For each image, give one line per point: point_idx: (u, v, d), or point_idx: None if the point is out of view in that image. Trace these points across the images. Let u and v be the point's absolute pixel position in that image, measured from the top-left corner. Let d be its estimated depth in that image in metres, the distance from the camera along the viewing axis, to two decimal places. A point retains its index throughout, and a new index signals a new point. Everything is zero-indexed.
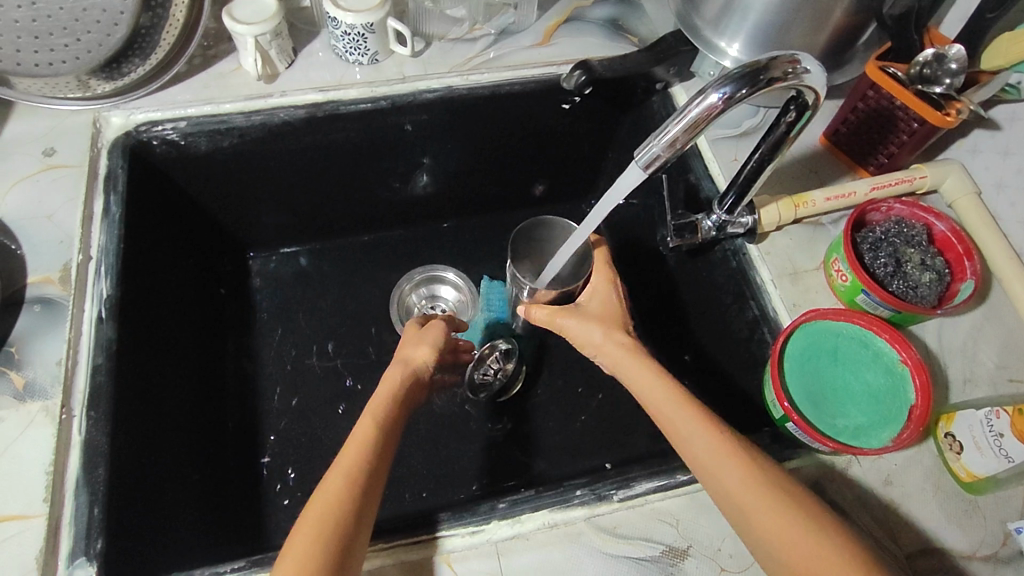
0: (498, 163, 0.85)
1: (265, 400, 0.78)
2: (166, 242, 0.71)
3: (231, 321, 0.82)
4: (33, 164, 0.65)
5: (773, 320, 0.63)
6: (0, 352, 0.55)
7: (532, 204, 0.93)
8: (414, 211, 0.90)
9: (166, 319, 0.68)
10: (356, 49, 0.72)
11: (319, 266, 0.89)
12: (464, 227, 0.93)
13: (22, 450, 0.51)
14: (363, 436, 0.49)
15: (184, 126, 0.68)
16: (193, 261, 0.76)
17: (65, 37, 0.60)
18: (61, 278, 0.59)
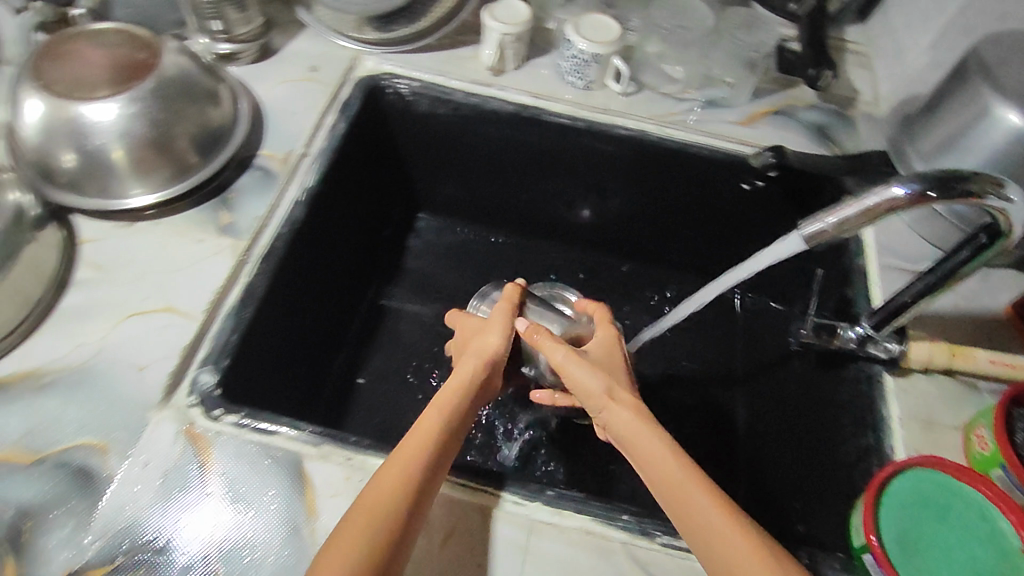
0: (660, 216, 0.88)
1: (378, 335, 0.86)
2: (365, 172, 0.82)
3: (382, 259, 0.92)
4: (300, 73, 0.79)
5: (884, 452, 0.59)
6: (220, 195, 0.67)
7: (679, 270, 0.95)
8: (566, 232, 0.95)
9: (339, 227, 0.78)
10: (575, 71, 0.80)
11: (467, 247, 0.97)
12: (607, 267, 0.97)
13: (204, 269, 0.61)
14: (428, 437, 0.49)
15: (416, 86, 0.80)
16: (378, 197, 0.88)
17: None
18: (283, 159, 0.71)
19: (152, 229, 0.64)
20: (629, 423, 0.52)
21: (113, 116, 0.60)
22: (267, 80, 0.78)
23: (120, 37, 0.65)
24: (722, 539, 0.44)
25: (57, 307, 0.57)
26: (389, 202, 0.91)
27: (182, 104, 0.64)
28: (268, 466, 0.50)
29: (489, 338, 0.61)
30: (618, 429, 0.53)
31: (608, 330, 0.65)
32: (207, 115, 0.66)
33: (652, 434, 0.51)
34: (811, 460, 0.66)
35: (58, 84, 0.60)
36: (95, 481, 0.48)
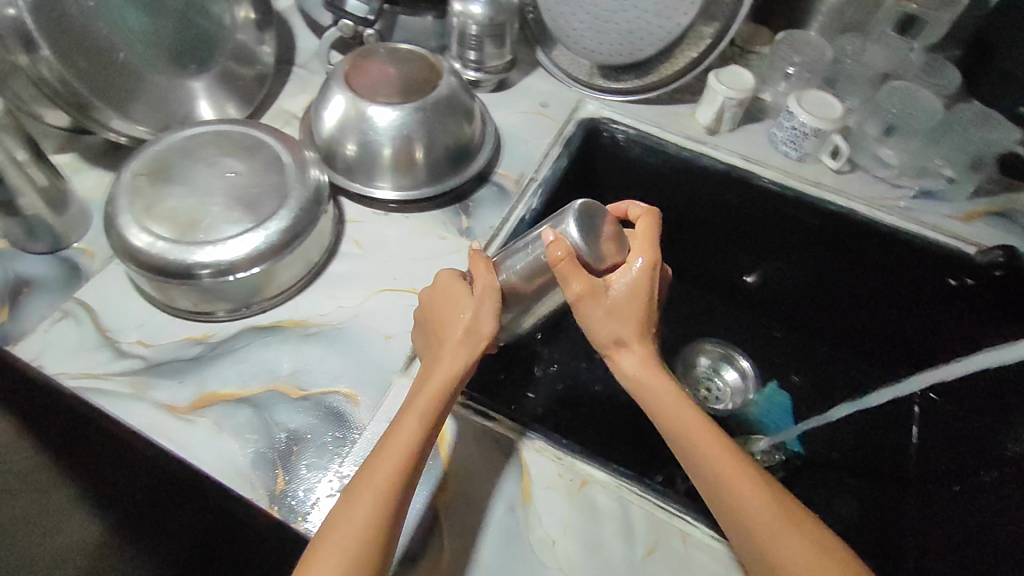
0: (844, 296, 0.88)
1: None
2: (570, 208, 0.88)
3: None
4: (531, 106, 0.85)
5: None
6: (461, 203, 0.75)
7: (850, 354, 0.93)
8: (736, 291, 0.97)
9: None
10: (792, 142, 0.83)
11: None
12: (774, 340, 0.96)
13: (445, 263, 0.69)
14: (399, 457, 0.47)
15: (632, 133, 0.85)
16: (575, 234, 0.93)
17: (596, 38, 0.79)
18: (517, 179, 0.78)
19: (406, 219, 0.72)
20: (661, 388, 0.52)
21: (390, 120, 0.69)
22: (503, 108, 0.85)
23: (407, 55, 0.74)
24: (762, 519, 0.47)
25: (325, 271, 0.66)
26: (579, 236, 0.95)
27: (447, 119, 0.72)
28: (490, 446, 0.55)
29: (482, 327, 0.51)
30: (644, 387, 0.52)
31: (634, 265, 0.51)
32: (462, 130, 0.73)
33: (689, 408, 0.51)
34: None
35: (361, 89, 0.70)
36: (347, 428, 0.55)
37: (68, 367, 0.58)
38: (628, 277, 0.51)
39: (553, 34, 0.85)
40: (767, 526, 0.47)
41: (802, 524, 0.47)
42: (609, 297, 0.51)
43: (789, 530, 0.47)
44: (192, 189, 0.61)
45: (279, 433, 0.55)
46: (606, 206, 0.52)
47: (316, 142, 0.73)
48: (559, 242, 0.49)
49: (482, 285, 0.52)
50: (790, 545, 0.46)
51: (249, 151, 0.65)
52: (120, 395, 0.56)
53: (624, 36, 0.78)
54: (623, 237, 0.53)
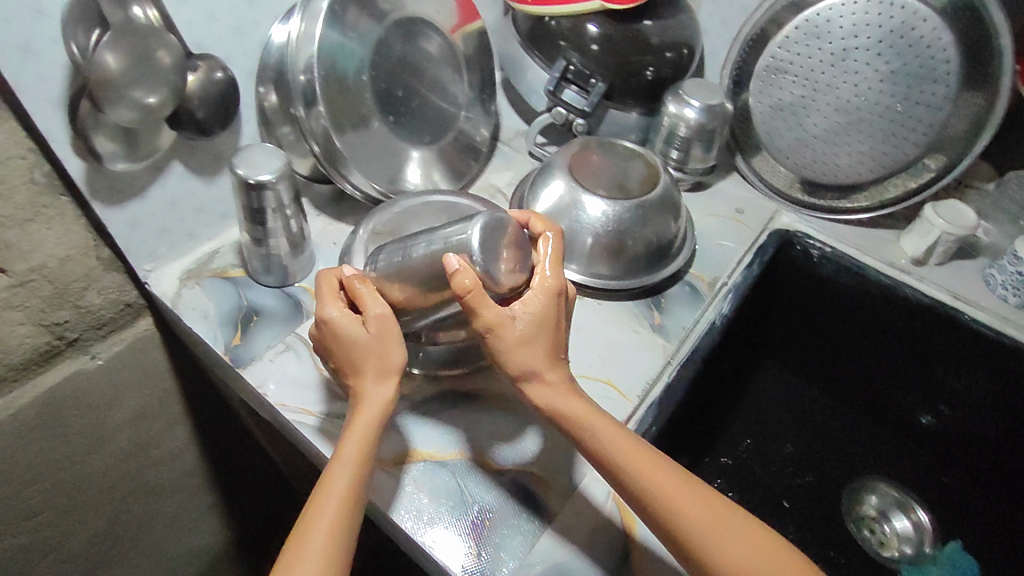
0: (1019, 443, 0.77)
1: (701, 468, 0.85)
2: (751, 321, 0.83)
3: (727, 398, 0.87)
4: (726, 212, 0.86)
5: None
6: (655, 296, 0.75)
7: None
8: (904, 430, 0.87)
9: (719, 365, 0.78)
10: (1014, 287, 0.77)
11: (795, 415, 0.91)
12: (935, 480, 0.86)
13: (639, 357, 0.69)
14: (346, 492, 0.49)
15: (828, 251, 0.82)
16: (744, 349, 0.85)
17: (810, 157, 0.80)
18: (710, 282, 0.77)
19: (592, 304, 0.73)
20: (566, 407, 0.52)
21: (601, 211, 0.72)
22: (699, 209, 0.86)
23: (623, 151, 0.78)
24: (696, 515, 0.49)
25: None
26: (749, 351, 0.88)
27: (656, 214, 0.73)
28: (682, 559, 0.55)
29: (389, 359, 0.53)
30: (546, 389, 0.52)
31: (544, 280, 0.52)
32: (667, 224, 0.74)
33: (606, 422, 0.52)
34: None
35: (580, 177, 0.74)
36: (538, 510, 0.57)
37: (290, 399, 0.63)
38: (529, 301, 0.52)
39: (759, 141, 0.84)
40: (711, 529, 0.48)
41: (716, 505, 0.50)
42: (513, 329, 0.51)
43: (725, 533, 0.48)
44: None
45: (472, 501, 0.57)
46: (506, 214, 0.52)
47: None
48: (466, 270, 0.48)
49: (374, 317, 0.52)
50: (727, 535, 0.48)
51: None
52: (335, 435, 0.60)
53: (840, 161, 0.78)
54: (530, 249, 0.53)
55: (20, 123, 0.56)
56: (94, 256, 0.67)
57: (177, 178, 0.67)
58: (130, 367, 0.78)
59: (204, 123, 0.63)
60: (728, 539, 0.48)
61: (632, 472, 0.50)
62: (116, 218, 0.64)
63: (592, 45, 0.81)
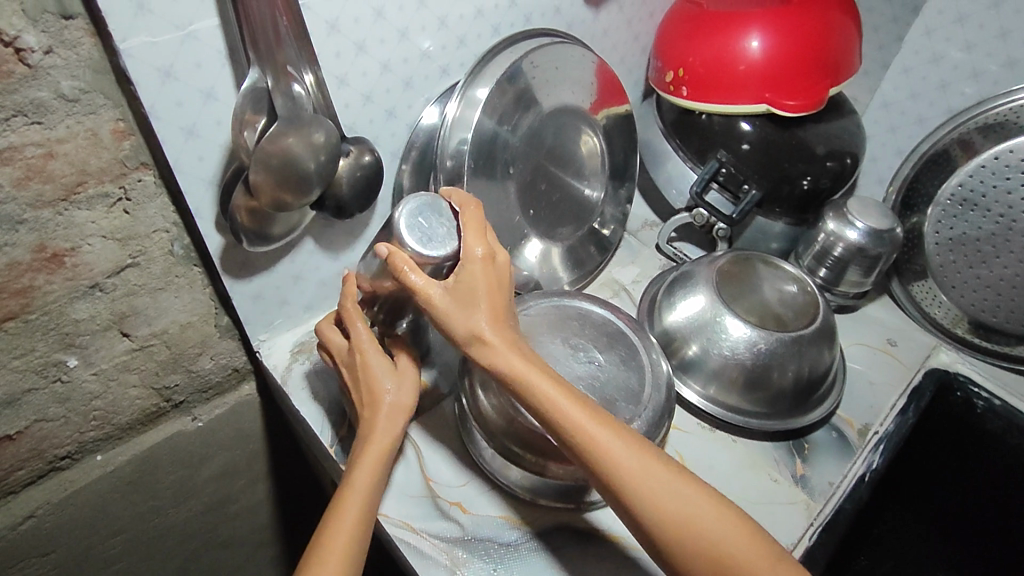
0: None
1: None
2: (895, 467, 0.71)
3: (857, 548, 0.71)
4: (876, 340, 0.77)
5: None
6: (796, 439, 0.67)
7: None
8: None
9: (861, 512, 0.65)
10: None
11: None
12: None
13: (780, 512, 0.60)
14: (360, 508, 0.49)
15: (997, 404, 0.71)
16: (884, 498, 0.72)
17: (990, 296, 0.71)
18: (860, 429, 0.68)
19: (724, 440, 0.66)
20: (505, 360, 0.48)
21: (744, 336, 0.64)
22: (847, 336, 0.77)
23: (773, 271, 0.71)
24: (648, 489, 0.45)
25: None
26: (887, 494, 0.72)
27: (810, 347, 0.65)
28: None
29: (406, 395, 0.55)
30: (492, 349, 0.48)
31: (473, 254, 0.49)
32: (820, 358, 0.65)
33: (539, 372, 0.48)
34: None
35: (724, 295, 0.67)
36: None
37: (392, 510, 0.58)
38: (470, 272, 0.48)
39: (926, 269, 0.75)
40: (658, 495, 0.44)
41: (657, 461, 0.46)
42: (450, 301, 0.48)
43: (665, 487, 0.45)
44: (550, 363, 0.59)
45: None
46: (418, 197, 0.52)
47: (655, 326, 0.70)
48: (396, 252, 0.49)
49: (404, 360, 0.56)
50: (670, 489, 0.45)
51: (604, 336, 0.63)
52: (439, 564, 0.55)
53: None
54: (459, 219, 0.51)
55: (170, 198, 0.54)
56: (212, 323, 0.64)
57: (307, 253, 0.64)
58: (225, 429, 0.76)
59: (344, 205, 0.60)
60: (684, 505, 0.44)
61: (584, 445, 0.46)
62: (242, 292, 0.62)
63: (744, 144, 0.75)
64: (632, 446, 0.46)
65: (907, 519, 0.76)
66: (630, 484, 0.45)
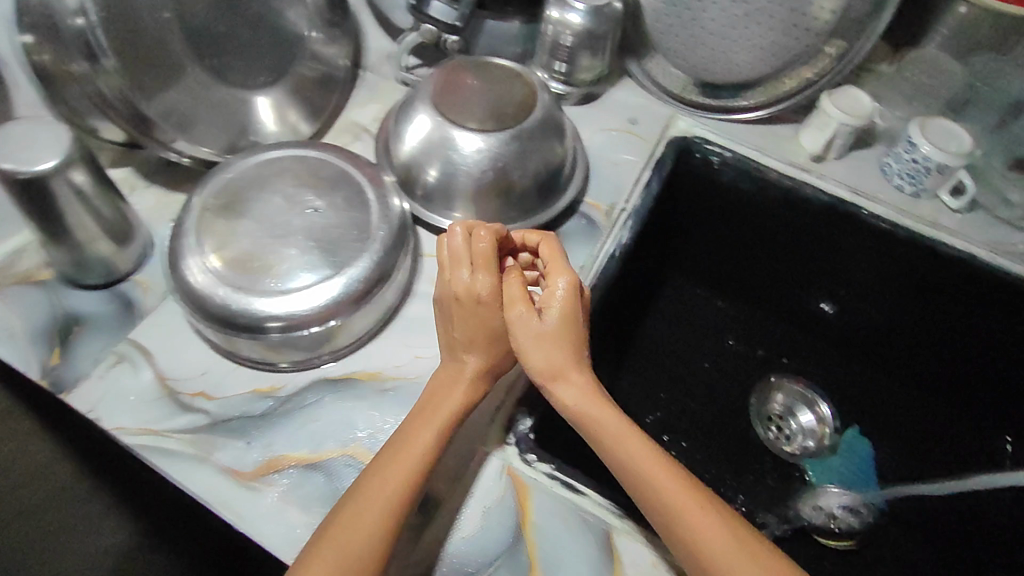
0: (906, 334, 0.82)
1: (622, 368, 0.86)
2: (651, 234, 0.81)
3: (636, 310, 0.89)
4: (620, 124, 0.80)
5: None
6: (545, 234, 0.69)
7: (882, 384, 0.88)
8: (823, 330, 0.90)
9: (621, 283, 0.75)
10: (909, 176, 0.76)
11: (726, 329, 0.93)
12: (824, 369, 0.91)
13: (531, 305, 0.63)
14: (401, 486, 0.46)
15: (729, 157, 0.79)
16: (646, 259, 0.85)
17: (701, 55, 0.78)
18: (606, 211, 0.71)
19: None
20: (574, 399, 0.51)
21: (478, 148, 0.63)
22: (593, 125, 0.79)
23: (499, 71, 0.67)
24: (683, 509, 0.47)
25: (401, 314, 0.60)
26: (654, 262, 0.89)
27: (535, 140, 0.65)
28: (574, 522, 0.52)
29: (482, 356, 0.53)
30: (564, 384, 0.51)
31: (555, 291, 0.51)
32: (551, 152, 0.66)
33: (615, 416, 0.51)
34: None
35: (449, 110, 0.64)
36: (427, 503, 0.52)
37: (125, 421, 0.51)
38: (555, 296, 0.51)
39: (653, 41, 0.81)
40: (689, 525, 0.46)
41: (689, 484, 0.48)
42: (545, 327, 0.51)
43: (695, 516, 0.46)
44: (265, 223, 0.56)
45: None
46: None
47: (394, 162, 0.67)
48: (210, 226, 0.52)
49: (506, 296, 0.52)
50: (692, 520, 0.46)
51: (326, 183, 0.59)
52: (180, 453, 0.50)
53: (729, 55, 0.76)
54: (511, 240, 0.56)
55: None
56: None
57: None
58: None
59: None
60: (709, 529, 0.46)
61: (619, 449, 0.49)
62: None
63: None
64: (668, 468, 0.48)
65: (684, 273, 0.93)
66: (659, 491, 0.47)
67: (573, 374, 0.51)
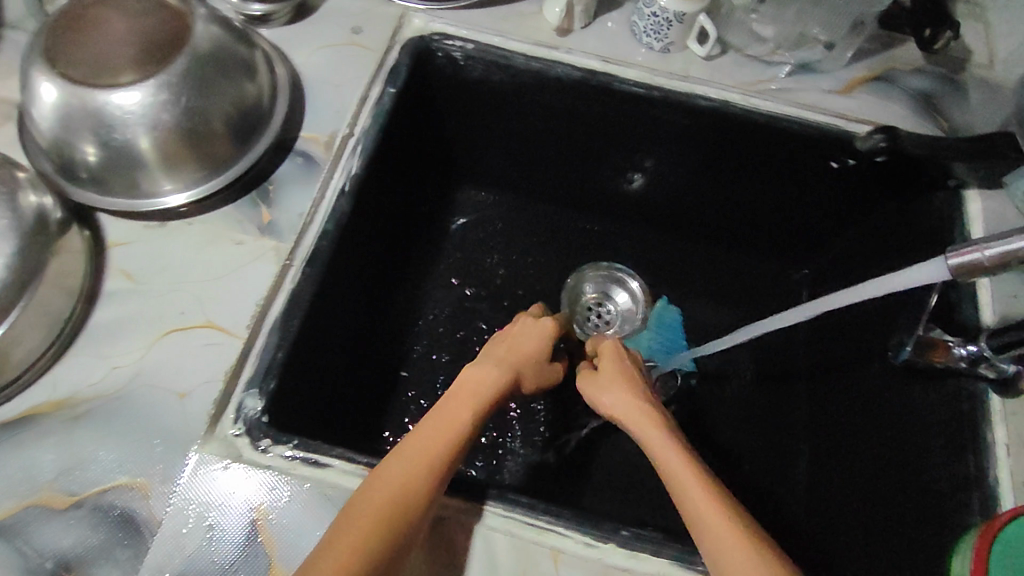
0: (705, 184, 0.82)
1: (426, 295, 0.85)
2: (409, 146, 0.77)
3: (426, 223, 0.89)
4: (340, 36, 0.70)
5: (991, 504, 0.54)
6: (259, 187, 0.61)
7: (692, 237, 0.91)
8: (637, 208, 0.89)
9: (382, 216, 0.72)
10: (655, 32, 0.71)
11: (536, 230, 0.92)
12: (638, 238, 0.92)
13: (243, 276, 0.57)
14: (433, 448, 0.47)
15: (470, 50, 0.72)
16: (417, 172, 0.82)
17: None
18: (326, 142, 0.64)
19: (192, 224, 0.59)
20: (642, 428, 0.53)
21: (141, 103, 0.52)
22: (305, 43, 0.69)
23: (140, 2, 0.55)
24: (698, 514, 0.44)
25: (86, 325, 0.54)
26: (445, 178, 0.89)
27: (218, 79, 0.56)
28: (312, 495, 0.51)
29: (643, 406, 0.55)
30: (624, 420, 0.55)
31: (620, 358, 0.61)
32: (243, 91, 0.58)
33: (659, 435, 0.51)
34: (880, 464, 0.66)
35: (80, 67, 0.52)
36: (139, 535, 0.48)
37: None
38: (610, 358, 0.61)
39: None
40: (707, 529, 0.42)
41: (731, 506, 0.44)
42: (602, 369, 0.60)
43: (699, 486, 0.45)
44: None
45: (36, 557, 0.46)
46: None
47: (44, 140, 0.55)
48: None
49: (610, 366, 0.60)
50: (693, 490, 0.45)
51: None
52: None
53: None
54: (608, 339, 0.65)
55: None
56: None
57: None
58: None
59: None
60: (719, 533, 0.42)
61: (658, 453, 0.50)
62: None
63: None
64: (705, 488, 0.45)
65: (477, 172, 0.89)
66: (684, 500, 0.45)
67: (640, 408, 0.55)
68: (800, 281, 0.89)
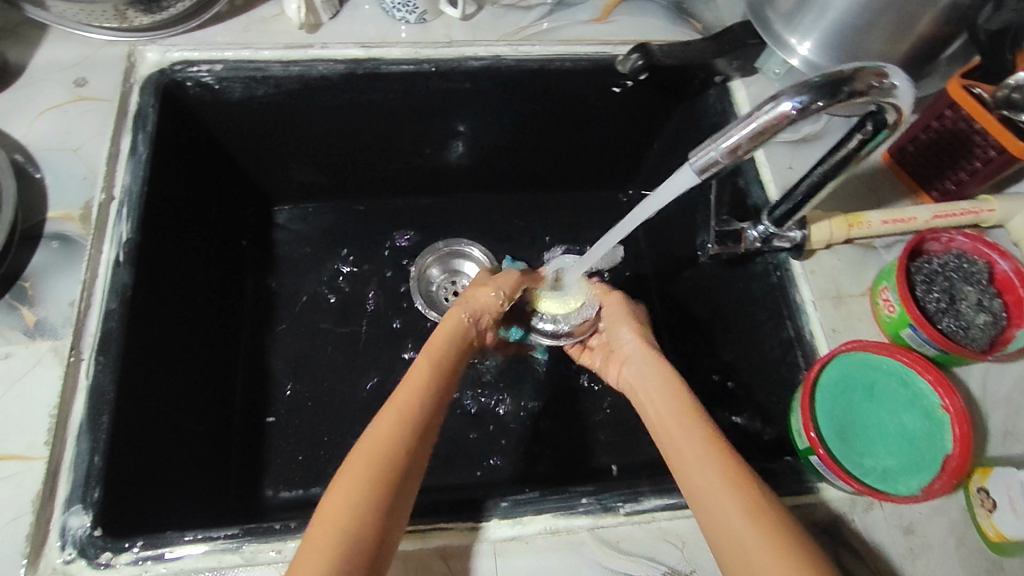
0: (513, 138, 0.81)
1: (272, 333, 0.80)
2: (193, 186, 0.71)
3: (255, 259, 0.83)
4: (63, 93, 0.63)
5: (813, 360, 0.60)
6: (13, 287, 0.54)
7: (523, 190, 0.91)
8: (461, 180, 0.88)
9: (181, 268, 0.66)
10: (404, 6, 0.70)
11: (366, 228, 0.88)
12: (473, 207, 0.91)
13: (27, 389, 0.51)
14: (407, 402, 0.50)
15: (219, 70, 0.67)
16: (216, 210, 0.76)
17: None
18: (82, 216, 0.58)
19: None
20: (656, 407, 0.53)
21: None
22: (24, 112, 0.61)
23: None
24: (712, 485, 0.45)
25: None
26: (253, 204, 0.84)
27: None
28: None
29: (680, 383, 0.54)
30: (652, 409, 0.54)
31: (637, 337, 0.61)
32: None
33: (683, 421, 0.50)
34: (729, 346, 0.70)
35: None
36: None
37: None
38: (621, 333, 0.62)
39: None
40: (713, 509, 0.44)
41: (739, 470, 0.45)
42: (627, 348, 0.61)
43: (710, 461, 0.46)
44: None
45: None
46: None
47: None
48: None
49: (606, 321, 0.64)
50: (676, 423, 0.50)
51: None
52: None
53: None
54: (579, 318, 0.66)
55: None
56: None
57: None
58: None
59: None
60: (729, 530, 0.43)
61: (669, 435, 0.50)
62: None
63: None
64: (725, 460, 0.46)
65: (288, 189, 0.84)
66: (696, 486, 0.46)
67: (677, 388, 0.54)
68: (630, 201, 0.93)
